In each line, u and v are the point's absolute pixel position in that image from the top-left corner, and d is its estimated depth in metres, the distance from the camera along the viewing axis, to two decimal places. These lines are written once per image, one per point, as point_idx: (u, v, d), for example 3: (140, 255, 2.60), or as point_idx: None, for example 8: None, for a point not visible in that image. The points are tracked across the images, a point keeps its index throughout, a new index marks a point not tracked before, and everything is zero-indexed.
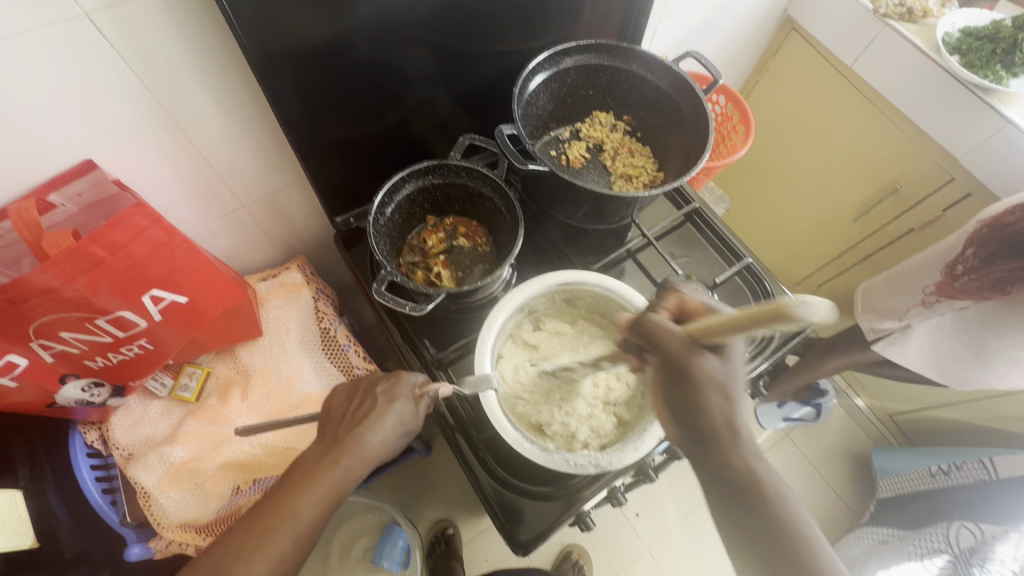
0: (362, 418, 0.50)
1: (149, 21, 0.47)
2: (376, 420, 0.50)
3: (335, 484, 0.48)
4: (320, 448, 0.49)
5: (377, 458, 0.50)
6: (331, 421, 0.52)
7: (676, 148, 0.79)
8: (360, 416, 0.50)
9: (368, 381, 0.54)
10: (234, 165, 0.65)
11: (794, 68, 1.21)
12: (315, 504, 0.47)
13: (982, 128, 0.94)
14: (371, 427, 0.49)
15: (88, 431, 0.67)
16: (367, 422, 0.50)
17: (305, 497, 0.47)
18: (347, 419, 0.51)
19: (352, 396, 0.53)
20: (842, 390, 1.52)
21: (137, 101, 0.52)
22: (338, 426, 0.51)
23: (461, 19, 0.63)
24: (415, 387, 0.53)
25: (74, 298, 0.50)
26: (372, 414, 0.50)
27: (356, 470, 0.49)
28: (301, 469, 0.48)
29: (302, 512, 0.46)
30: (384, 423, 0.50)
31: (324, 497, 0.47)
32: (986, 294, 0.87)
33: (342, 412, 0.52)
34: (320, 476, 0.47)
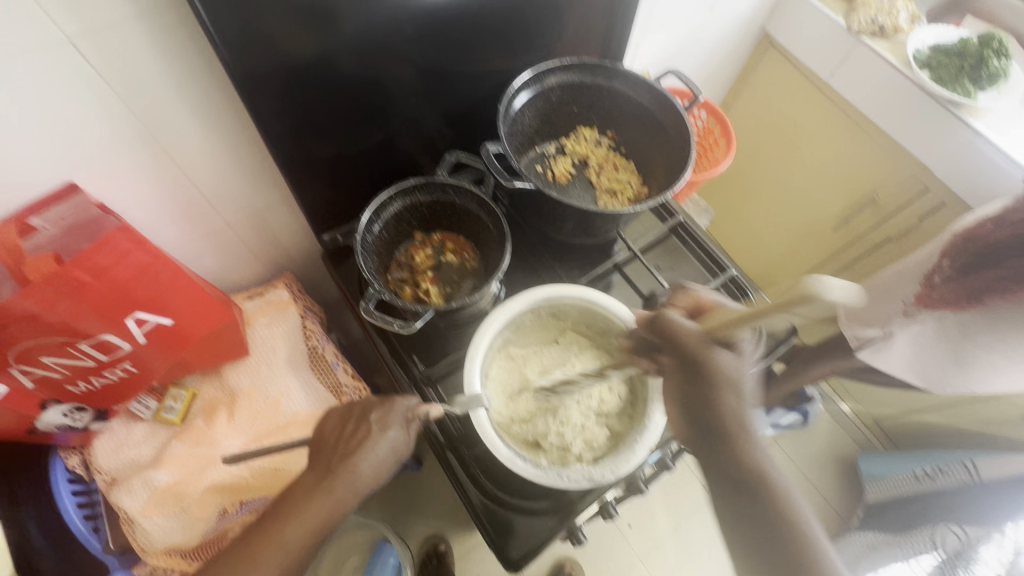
0: (355, 447, 0.50)
1: (133, 44, 0.47)
2: (368, 450, 0.50)
3: (327, 512, 0.49)
4: (311, 477, 0.50)
5: (369, 486, 0.51)
6: (324, 446, 0.52)
7: (659, 163, 0.80)
8: (353, 445, 0.50)
9: (361, 407, 0.53)
10: (219, 185, 0.65)
11: (772, 81, 1.24)
12: (305, 531, 0.49)
13: (953, 140, 0.97)
14: (363, 458, 0.49)
15: (69, 456, 0.65)
16: (359, 452, 0.50)
17: (295, 524, 0.49)
18: (339, 447, 0.51)
19: (345, 422, 0.53)
20: (828, 395, 1.54)
21: (121, 124, 0.52)
22: (332, 454, 0.51)
23: (445, 39, 0.64)
24: (408, 414, 0.52)
25: (56, 322, 0.49)
26: (365, 442, 0.50)
27: (348, 498, 0.50)
28: (293, 494, 0.50)
29: (290, 540, 0.48)
30: (376, 455, 0.50)
31: (313, 526, 0.49)
32: (963, 305, 0.89)
33: (335, 437, 0.52)
34: (312, 505, 0.49)
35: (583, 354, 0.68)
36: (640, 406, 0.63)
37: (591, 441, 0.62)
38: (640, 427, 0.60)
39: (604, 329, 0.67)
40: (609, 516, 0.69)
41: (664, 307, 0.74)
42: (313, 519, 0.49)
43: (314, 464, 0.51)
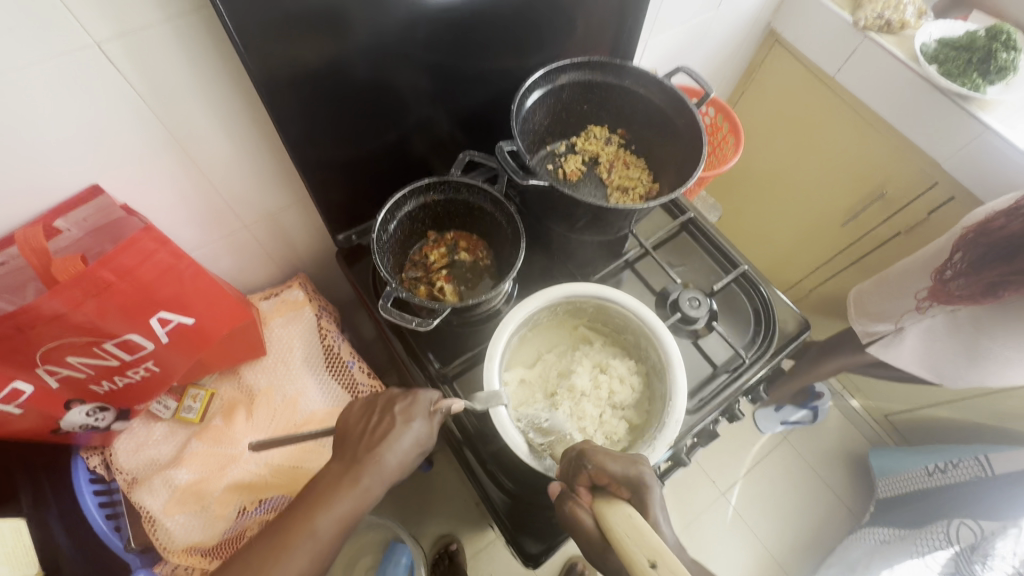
0: (381, 437, 0.50)
1: (156, 49, 0.48)
2: (393, 440, 0.50)
3: (355, 502, 0.49)
4: (340, 467, 0.50)
5: (394, 477, 0.51)
6: (348, 439, 0.52)
7: (670, 160, 0.81)
8: (378, 434, 0.51)
9: (384, 399, 0.54)
10: (237, 187, 0.66)
11: (779, 78, 1.25)
12: (334, 522, 0.48)
13: (962, 134, 0.97)
14: (390, 448, 0.50)
15: (91, 456, 0.66)
16: (385, 442, 0.50)
17: (325, 511, 0.48)
18: (364, 438, 0.51)
19: (368, 415, 0.53)
20: (837, 391, 1.54)
21: (143, 127, 0.53)
22: (357, 445, 0.51)
23: (458, 39, 0.65)
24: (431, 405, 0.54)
25: (82, 323, 0.50)
26: (390, 433, 0.51)
27: (375, 489, 0.50)
28: (320, 486, 0.49)
29: (322, 527, 0.47)
30: (402, 443, 0.50)
31: (343, 514, 0.48)
32: (980, 300, 0.90)
33: (359, 429, 0.52)
34: (341, 496, 0.48)
35: (598, 349, 0.68)
36: (656, 401, 0.63)
37: (608, 435, 0.62)
38: (657, 421, 0.60)
39: (619, 325, 0.67)
40: None
41: (678, 303, 0.75)
42: (342, 507, 0.48)
43: (340, 456, 0.51)
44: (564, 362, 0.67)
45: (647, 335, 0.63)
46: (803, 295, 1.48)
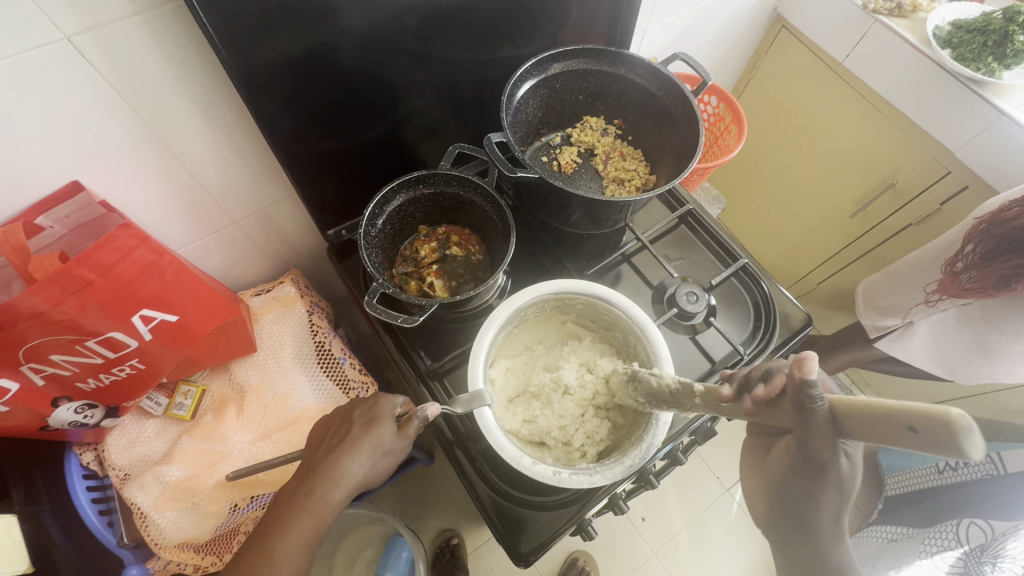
0: (339, 446, 0.50)
1: (131, 42, 0.47)
2: (351, 447, 0.49)
3: (317, 514, 0.48)
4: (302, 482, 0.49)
5: (361, 486, 0.50)
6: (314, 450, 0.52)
7: (667, 150, 0.78)
8: (338, 444, 0.51)
9: (347, 407, 0.54)
10: (224, 182, 0.65)
11: (786, 65, 1.21)
12: (301, 532, 0.48)
13: (975, 121, 0.93)
14: (347, 455, 0.49)
15: (84, 452, 0.67)
16: (342, 450, 0.50)
17: (295, 524, 0.48)
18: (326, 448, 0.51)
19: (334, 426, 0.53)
20: (846, 386, 1.51)
21: (122, 122, 0.52)
22: (319, 456, 0.51)
23: (447, 28, 0.63)
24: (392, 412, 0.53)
25: (63, 320, 0.50)
26: (348, 441, 0.50)
27: (335, 499, 0.49)
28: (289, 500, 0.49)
29: (291, 542, 0.47)
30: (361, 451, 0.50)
31: (309, 522, 0.48)
32: (991, 292, 0.85)
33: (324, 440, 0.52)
34: (302, 509, 0.48)
35: (586, 347, 0.66)
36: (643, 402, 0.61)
37: (594, 435, 0.61)
38: (644, 421, 0.58)
39: (608, 322, 0.66)
40: (618, 511, 0.70)
41: (674, 298, 0.73)
42: (306, 517, 0.48)
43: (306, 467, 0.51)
44: (551, 361, 0.65)
45: (638, 333, 0.62)
46: (811, 288, 1.45)
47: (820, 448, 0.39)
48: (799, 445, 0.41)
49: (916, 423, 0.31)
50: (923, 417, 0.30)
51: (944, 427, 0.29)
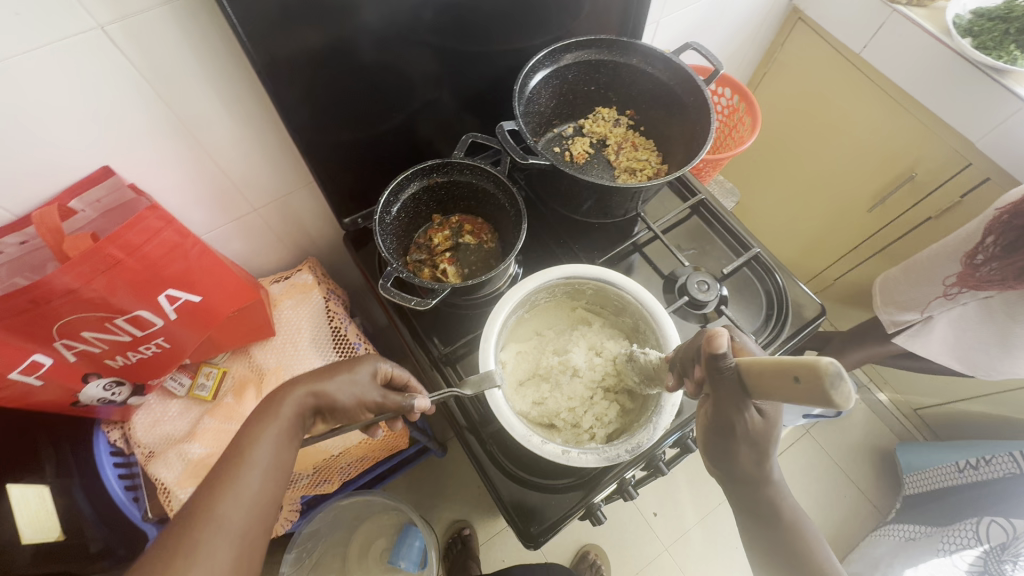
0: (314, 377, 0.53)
1: (159, 32, 0.49)
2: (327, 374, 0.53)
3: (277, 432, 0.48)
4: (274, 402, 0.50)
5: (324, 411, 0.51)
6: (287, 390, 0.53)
7: (678, 140, 0.79)
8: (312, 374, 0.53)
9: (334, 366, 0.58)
10: (245, 170, 0.68)
11: (802, 57, 1.20)
12: (272, 442, 0.47)
13: (997, 111, 0.92)
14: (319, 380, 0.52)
15: (111, 430, 0.70)
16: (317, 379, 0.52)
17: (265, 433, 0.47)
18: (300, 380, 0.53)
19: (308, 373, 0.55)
20: (864, 384, 1.48)
21: (150, 110, 0.54)
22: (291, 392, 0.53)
23: (461, 19, 0.64)
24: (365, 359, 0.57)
25: (94, 298, 0.52)
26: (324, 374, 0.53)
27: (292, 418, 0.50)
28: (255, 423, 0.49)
29: (264, 448, 0.47)
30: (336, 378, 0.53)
31: (282, 434, 0.48)
32: (1011, 284, 0.85)
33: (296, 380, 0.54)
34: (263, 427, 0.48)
35: (596, 331, 0.67)
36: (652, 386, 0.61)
37: (603, 418, 0.61)
38: (653, 404, 0.59)
39: (618, 307, 0.66)
40: (626, 496, 0.71)
41: (685, 286, 0.73)
42: (275, 428, 0.48)
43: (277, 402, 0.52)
44: (560, 344, 0.66)
45: (648, 318, 0.62)
46: (827, 284, 1.43)
47: (730, 405, 0.44)
48: (716, 402, 0.45)
49: (791, 371, 0.34)
50: (803, 369, 0.33)
51: (814, 376, 0.32)
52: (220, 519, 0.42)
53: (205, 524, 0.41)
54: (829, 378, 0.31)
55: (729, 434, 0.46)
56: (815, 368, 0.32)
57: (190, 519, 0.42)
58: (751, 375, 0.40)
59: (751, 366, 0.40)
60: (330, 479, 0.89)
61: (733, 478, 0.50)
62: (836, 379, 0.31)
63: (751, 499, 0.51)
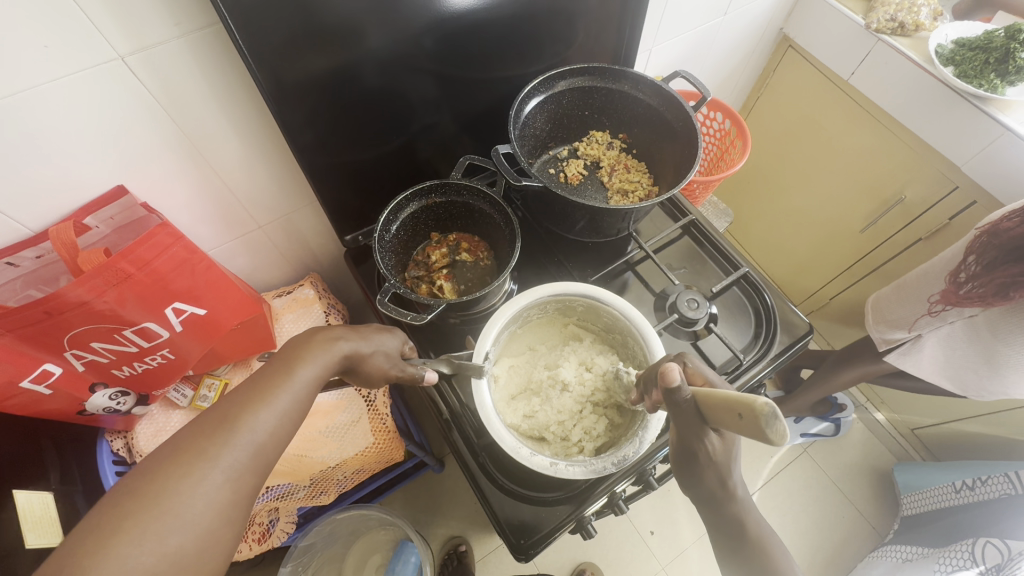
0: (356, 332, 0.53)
1: (175, 61, 0.52)
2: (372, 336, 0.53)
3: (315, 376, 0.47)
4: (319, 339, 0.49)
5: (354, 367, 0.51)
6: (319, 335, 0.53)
7: (669, 162, 0.82)
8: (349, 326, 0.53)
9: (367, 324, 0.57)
10: (251, 189, 0.71)
11: (792, 83, 1.24)
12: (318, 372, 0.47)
13: (981, 136, 0.94)
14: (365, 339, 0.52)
15: (114, 439, 0.72)
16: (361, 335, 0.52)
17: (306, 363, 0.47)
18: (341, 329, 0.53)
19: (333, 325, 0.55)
20: (861, 404, 1.49)
21: (163, 132, 0.58)
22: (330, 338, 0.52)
23: (459, 48, 0.68)
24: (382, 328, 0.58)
25: (104, 310, 0.54)
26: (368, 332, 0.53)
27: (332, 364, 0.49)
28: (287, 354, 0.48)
29: (305, 377, 0.46)
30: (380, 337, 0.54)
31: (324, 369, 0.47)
32: (991, 301, 0.86)
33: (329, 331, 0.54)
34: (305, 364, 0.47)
35: (586, 347, 0.69)
36: None
37: (592, 432, 0.63)
38: (641, 419, 0.61)
39: (608, 325, 0.69)
40: (617, 510, 0.72)
41: (675, 304, 0.75)
42: (318, 359, 0.47)
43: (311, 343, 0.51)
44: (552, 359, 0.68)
45: (636, 336, 0.64)
46: (823, 303, 1.45)
47: (690, 431, 0.48)
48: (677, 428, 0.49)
49: (742, 409, 0.38)
50: (748, 408, 0.37)
51: (754, 415, 0.36)
52: (247, 435, 0.41)
53: (233, 437, 0.40)
54: (765, 417, 0.35)
55: (693, 458, 0.49)
56: (760, 410, 0.36)
57: (212, 427, 0.40)
58: (707, 408, 0.44)
59: (708, 400, 0.44)
60: (327, 491, 0.90)
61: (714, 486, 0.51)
62: (772, 419, 0.35)
63: (736, 511, 0.52)
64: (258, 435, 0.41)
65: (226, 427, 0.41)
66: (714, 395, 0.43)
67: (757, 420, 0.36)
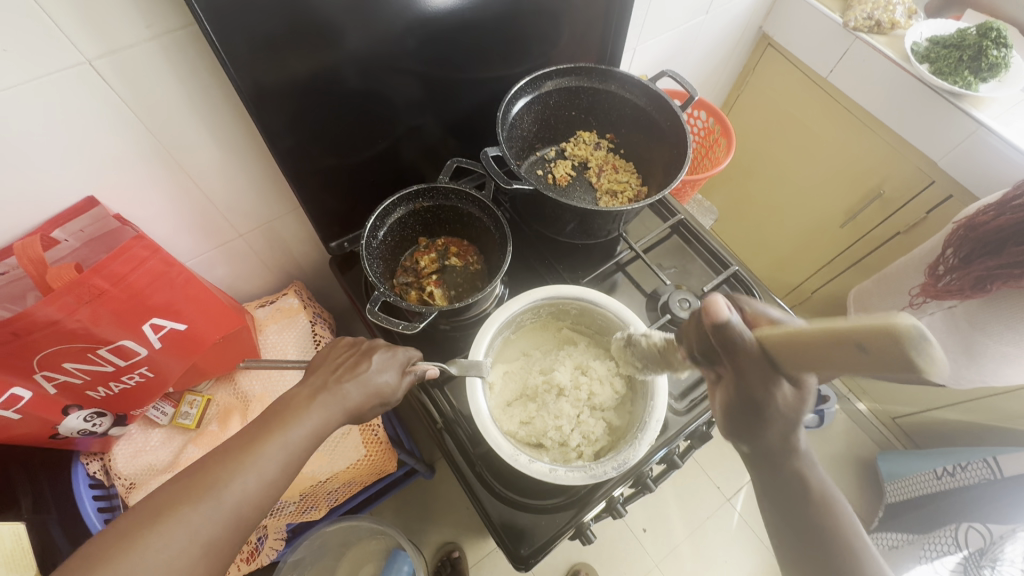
0: (350, 371, 0.51)
1: (147, 64, 0.50)
2: (364, 375, 0.51)
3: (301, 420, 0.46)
4: (313, 394, 0.49)
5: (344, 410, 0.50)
6: (315, 370, 0.52)
7: (657, 162, 0.81)
8: (349, 367, 0.52)
9: (368, 345, 0.55)
10: (230, 197, 0.68)
11: (772, 80, 1.25)
12: (304, 435, 0.46)
13: (956, 132, 0.96)
14: (355, 381, 0.50)
15: (90, 462, 0.68)
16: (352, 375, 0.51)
17: (293, 423, 0.46)
18: (339, 370, 0.51)
19: (331, 354, 0.54)
20: (843, 394, 1.52)
21: (135, 139, 0.55)
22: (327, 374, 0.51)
23: (444, 48, 0.66)
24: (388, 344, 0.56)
25: (76, 329, 0.52)
26: (361, 370, 0.52)
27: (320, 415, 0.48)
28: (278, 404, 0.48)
29: (293, 437, 0.46)
30: (381, 380, 0.52)
31: (313, 429, 0.47)
32: (968, 294, 0.88)
33: (327, 364, 0.53)
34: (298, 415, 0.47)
35: (581, 351, 0.68)
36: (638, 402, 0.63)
37: (591, 438, 0.62)
38: (639, 422, 0.60)
39: (603, 327, 0.68)
40: (616, 514, 0.71)
41: (668, 304, 0.75)
42: (308, 417, 0.47)
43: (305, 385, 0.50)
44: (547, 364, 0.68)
45: (630, 339, 0.64)
46: (805, 297, 1.48)
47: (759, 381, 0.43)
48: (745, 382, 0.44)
49: (860, 336, 0.31)
50: (877, 335, 0.29)
51: (887, 339, 0.29)
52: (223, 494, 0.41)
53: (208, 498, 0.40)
54: (910, 340, 0.28)
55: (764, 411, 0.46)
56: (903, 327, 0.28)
57: (194, 485, 0.41)
58: (796, 348, 0.37)
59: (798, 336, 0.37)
60: (318, 506, 0.87)
61: (770, 449, 0.50)
62: (920, 344, 0.27)
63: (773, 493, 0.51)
64: (233, 500, 0.41)
65: (203, 487, 0.41)
66: (803, 333, 0.36)
67: (896, 345, 0.28)
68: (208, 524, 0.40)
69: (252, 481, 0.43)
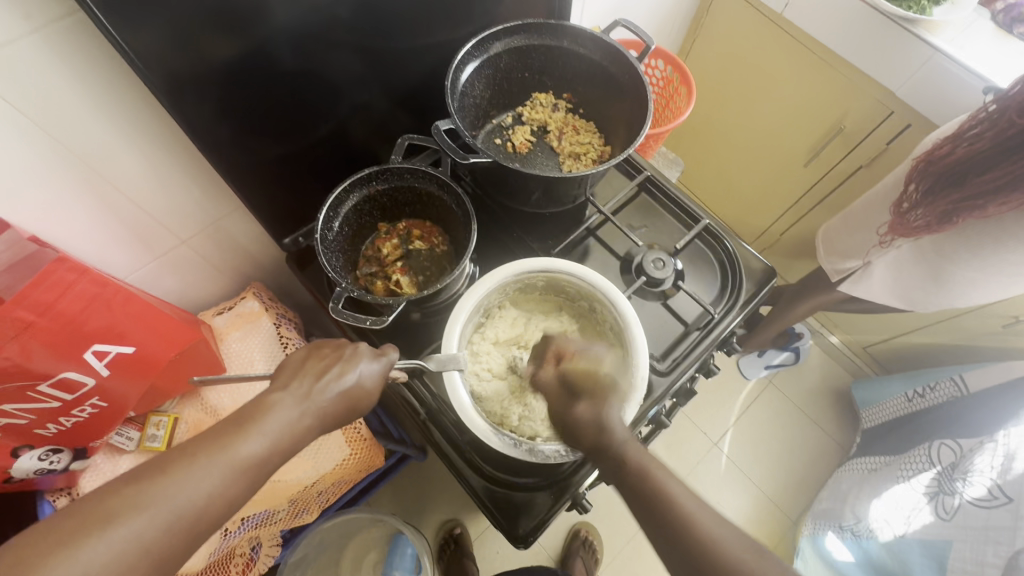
0: (333, 377, 0.49)
1: (34, 62, 0.44)
2: (349, 377, 0.50)
3: (265, 443, 0.45)
4: (288, 403, 0.47)
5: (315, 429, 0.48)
6: (294, 372, 0.49)
7: (618, 119, 0.78)
8: (332, 375, 0.49)
9: (348, 350, 0.51)
10: (164, 202, 0.62)
11: (726, 21, 1.22)
12: (265, 441, 0.45)
13: (913, 59, 0.94)
14: (334, 388, 0.49)
15: (57, 498, 0.64)
16: (334, 380, 0.49)
17: (254, 426, 0.45)
18: (322, 377, 0.49)
19: (310, 359, 0.50)
20: (816, 329, 1.55)
21: (41, 151, 0.49)
22: (308, 381, 0.49)
23: (380, 16, 0.61)
24: (373, 348, 0.53)
25: (9, 367, 0.48)
26: (343, 374, 0.50)
27: (286, 426, 0.46)
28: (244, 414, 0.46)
29: (256, 463, 0.44)
30: (362, 388, 0.51)
31: (278, 431, 0.45)
32: (935, 228, 0.90)
33: (308, 367, 0.50)
34: (268, 421, 0.45)
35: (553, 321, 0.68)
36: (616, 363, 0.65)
37: None
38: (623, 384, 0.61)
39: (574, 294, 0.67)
40: (610, 480, 0.71)
41: (642, 266, 0.73)
42: (274, 430, 0.45)
43: (280, 389, 0.48)
44: (506, 328, 0.67)
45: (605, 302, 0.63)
46: (774, 240, 1.49)
47: None
48: None
49: None
50: None
51: None
52: (176, 516, 0.40)
53: (158, 511, 0.39)
54: None
55: None
56: None
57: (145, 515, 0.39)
58: None
59: None
60: (309, 509, 0.86)
61: None
62: None
63: None
64: (183, 518, 0.40)
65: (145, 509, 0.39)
66: None
67: None
68: (149, 536, 0.38)
69: (210, 495, 0.41)
